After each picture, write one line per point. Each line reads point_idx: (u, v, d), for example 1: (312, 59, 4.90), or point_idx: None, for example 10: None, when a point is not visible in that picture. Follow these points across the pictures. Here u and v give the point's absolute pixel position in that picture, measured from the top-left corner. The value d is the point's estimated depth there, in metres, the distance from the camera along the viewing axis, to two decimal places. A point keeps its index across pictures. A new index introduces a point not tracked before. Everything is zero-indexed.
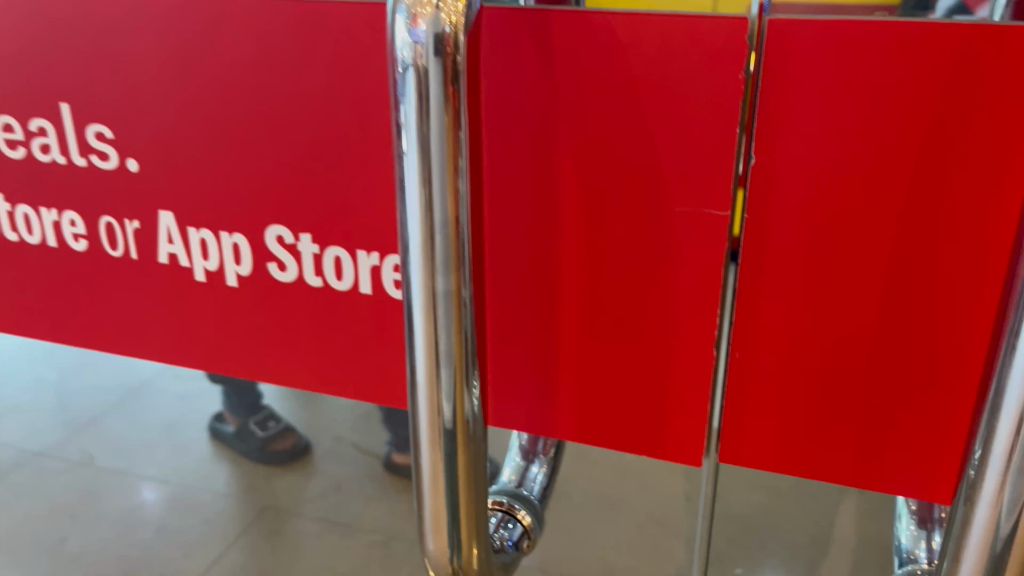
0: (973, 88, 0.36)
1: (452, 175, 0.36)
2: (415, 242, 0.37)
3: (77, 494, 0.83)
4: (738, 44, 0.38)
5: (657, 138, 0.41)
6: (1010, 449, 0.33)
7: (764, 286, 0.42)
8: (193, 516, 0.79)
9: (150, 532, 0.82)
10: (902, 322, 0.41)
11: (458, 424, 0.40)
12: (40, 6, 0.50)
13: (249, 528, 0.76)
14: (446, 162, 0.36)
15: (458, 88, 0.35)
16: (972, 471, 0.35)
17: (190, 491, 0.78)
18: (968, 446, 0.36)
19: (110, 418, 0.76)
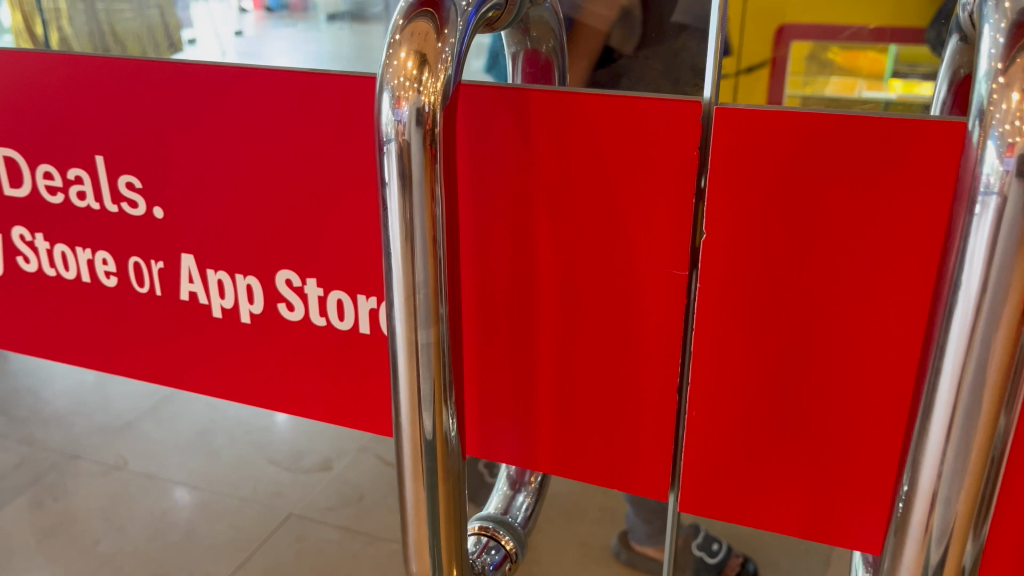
0: (903, 172, 0.39)
1: (431, 240, 0.41)
2: (398, 298, 0.41)
3: (110, 497, 0.88)
4: (694, 125, 0.41)
5: (623, 204, 0.45)
6: (935, 480, 0.33)
7: (720, 340, 0.46)
8: (221, 520, 0.85)
9: (178, 534, 0.87)
10: (845, 378, 0.44)
11: (438, 437, 0.44)
12: (78, 71, 0.55)
13: (275, 534, 0.83)
14: (426, 229, 0.40)
15: (437, 151, 0.39)
16: (900, 508, 0.35)
17: (218, 496, 0.85)
18: (896, 483, 0.36)
19: (147, 422, 0.85)
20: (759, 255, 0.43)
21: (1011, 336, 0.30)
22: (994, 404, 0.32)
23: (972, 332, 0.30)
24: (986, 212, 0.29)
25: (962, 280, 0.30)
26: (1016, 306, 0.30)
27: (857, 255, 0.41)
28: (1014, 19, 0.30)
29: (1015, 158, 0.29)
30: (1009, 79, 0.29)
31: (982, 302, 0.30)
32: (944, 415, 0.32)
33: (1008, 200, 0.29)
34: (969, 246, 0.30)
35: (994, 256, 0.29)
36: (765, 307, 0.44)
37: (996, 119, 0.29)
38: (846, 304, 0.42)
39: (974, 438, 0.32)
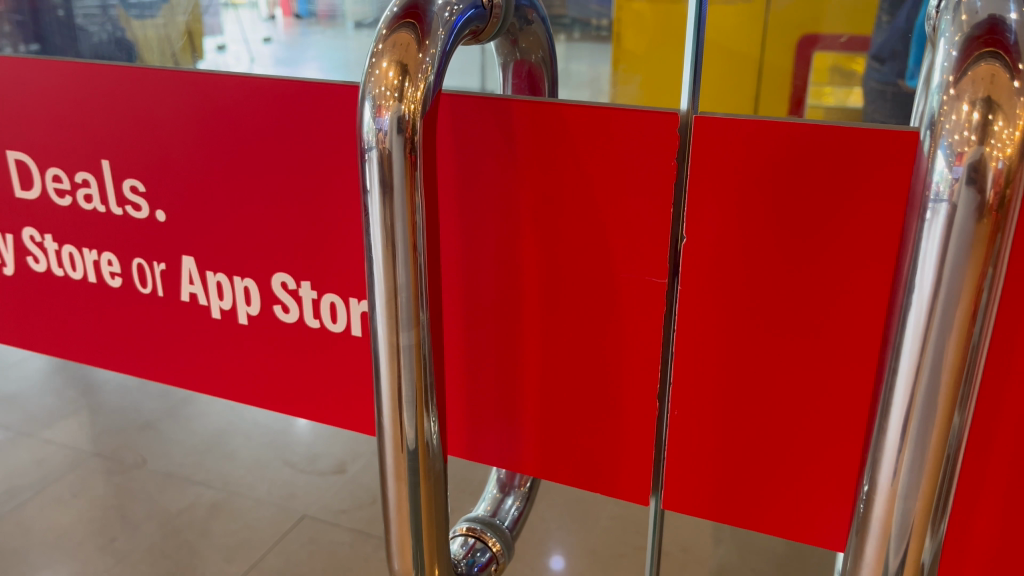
0: (873, 183, 0.39)
1: (412, 247, 0.42)
2: (379, 301, 0.43)
3: (129, 496, 0.97)
4: (672, 135, 0.42)
5: (604, 212, 0.46)
6: (894, 479, 0.35)
7: (697, 347, 0.46)
8: (236, 520, 0.94)
9: (194, 533, 0.94)
10: (819, 386, 0.44)
11: (420, 443, 0.45)
12: (86, 78, 0.57)
13: (288, 534, 0.93)
14: (406, 236, 0.41)
15: (416, 157, 0.40)
16: (862, 504, 0.37)
17: (235, 496, 0.94)
18: (858, 480, 0.37)
19: (163, 423, 0.94)
20: (735, 262, 0.44)
21: (963, 335, 0.32)
22: (948, 405, 0.33)
23: (925, 329, 0.32)
24: (936, 216, 0.32)
25: (916, 279, 0.32)
26: (966, 305, 0.32)
27: (830, 264, 0.41)
28: (969, 32, 0.32)
29: (963, 167, 0.31)
30: (959, 91, 0.31)
31: (935, 301, 0.32)
32: (901, 411, 0.34)
33: (957, 206, 0.31)
34: (921, 248, 0.32)
35: (945, 256, 0.31)
36: (741, 314, 0.44)
37: (946, 130, 0.31)
38: (820, 312, 0.43)
39: (930, 435, 0.34)
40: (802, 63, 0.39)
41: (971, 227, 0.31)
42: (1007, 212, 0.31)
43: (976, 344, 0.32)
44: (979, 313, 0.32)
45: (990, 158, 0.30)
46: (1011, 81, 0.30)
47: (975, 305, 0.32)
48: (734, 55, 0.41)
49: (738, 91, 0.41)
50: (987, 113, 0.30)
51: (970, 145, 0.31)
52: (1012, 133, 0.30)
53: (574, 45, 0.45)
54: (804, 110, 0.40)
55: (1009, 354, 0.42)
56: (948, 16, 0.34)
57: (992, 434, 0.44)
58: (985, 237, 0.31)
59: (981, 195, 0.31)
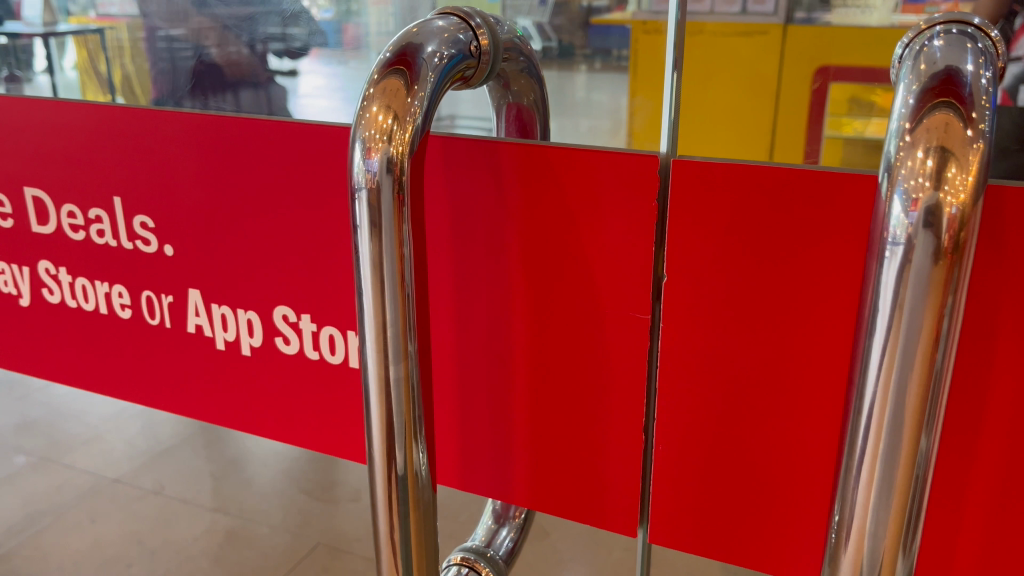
0: (843, 226, 0.40)
1: (400, 282, 0.43)
2: (369, 336, 0.44)
3: (148, 520, 0.98)
4: (652, 177, 0.44)
5: (589, 250, 0.47)
6: (864, 514, 0.36)
7: (679, 382, 0.47)
8: (249, 549, 0.94)
9: (206, 561, 0.94)
10: (797, 421, 0.45)
11: (409, 473, 0.46)
12: (100, 119, 0.60)
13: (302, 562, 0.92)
14: (395, 273, 0.43)
15: (404, 196, 0.42)
16: (833, 537, 0.38)
17: (247, 524, 0.94)
18: (829, 511, 0.38)
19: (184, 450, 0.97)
20: (715, 298, 0.45)
21: (926, 359, 0.34)
22: (913, 439, 0.34)
23: (890, 354, 0.34)
24: (894, 260, 0.33)
25: (880, 303, 0.34)
26: (929, 327, 0.33)
27: (803, 302, 0.43)
28: (926, 82, 0.33)
29: (918, 212, 0.32)
30: (914, 139, 0.32)
31: (898, 333, 0.33)
32: (868, 447, 0.35)
33: (913, 247, 0.33)
34: (882, 291, 0.34)
35: (905, 294, 0.33)
36: (721, 350, 0.46)
37: (901, 176, 0.33)
38: (796, 348, 0.44)
39: (897, 454, 0.35)
40: (818, 100, 0.40)
41: (926, 273, 0.32)
42: (962, 255, 0.33)
43: (938, 371, 0.34)
44: (941, 342, 0.34)
45: (943, 204, 0.32)
46: (964, 130, 0.32)
47: (937, 331, 0.33)
48: (745, 89, 0.42)
49: (746, 130, 0.42)
50: (940, 161, 0.32)
51: (924, 191, 0.32)
52: (965, 180, 0.32)
53: (595, 75, 0.46)
54: (818, 157, 0.41)
55: (981, 401, 0.42)
56: (908, 63, 0.35)
57: (967, 480, 0.44)
58: (942, 278, 0.33)
59: (937, 238, 0.32)
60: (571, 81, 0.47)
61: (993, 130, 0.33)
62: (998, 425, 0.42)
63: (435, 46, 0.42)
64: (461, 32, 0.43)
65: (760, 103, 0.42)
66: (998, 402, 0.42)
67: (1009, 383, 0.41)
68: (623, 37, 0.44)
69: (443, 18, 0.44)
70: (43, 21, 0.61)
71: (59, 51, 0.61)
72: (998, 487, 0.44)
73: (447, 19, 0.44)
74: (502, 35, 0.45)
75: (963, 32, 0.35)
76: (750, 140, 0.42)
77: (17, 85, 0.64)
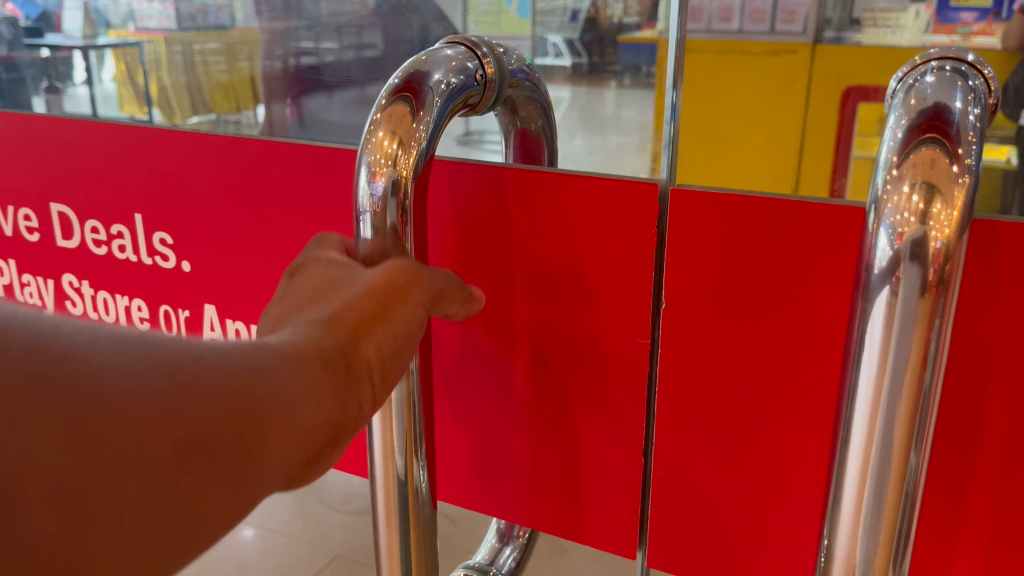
0: (835, 254, 0.41)
1: None
2: None
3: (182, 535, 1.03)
4: (650, 204, 0.45)
5: (590, 273, 0.48)
6: (853, 538, 0.36)
7: (678, 405, 0.48)
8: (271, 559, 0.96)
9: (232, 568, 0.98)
10: (792, 445, 0.46)
11: (410, 489, 0.47)
12: (123, 138, 0.62)
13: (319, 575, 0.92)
14: None
15: (407, 219, 0.43)
16: (822, 562, 0.38)
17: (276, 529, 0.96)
18: (819, 533, 0.39)
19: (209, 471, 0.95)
20: (712, 323, 0.46)
21: (913, 382, 0.34)
22: (901, 464, 0.35)
23: (878, 380, 0.34)
24: (880, 291, 0.33)
25: (868, 330, 0.34)
26: (916, 350, 0.34)
27: (798, 328, 0.43)
28: (914, 117, 0.34)
29: (905, 245, 0.33)
30: (901, 173, 0.33)
31: (885, 357, 0.34)
32: (855, 472, 0.36)
33: (900, 279, 0.33)
34: (869, 320, 0.34)
35: (891, 324, 0.33)
36: (719, 373, 0.46)
37: (888, 209, 0.33)
38: (790, 374, 0.44)
39: (886, 478, 0.35)
40: (847, 117, 0.42)
41: (913, 304, 0.33)
42: (945, 287, 0.33)
43: (926, 392, 0.34)
44: (927, 363, 0.34)
45: (929, 238, 0.32)
46: (950, 165, 0.33)
47: (924, 353, 0.34)
48: (768, 116, 0.44)
49: (774, 159, 0.44)
50: (925, 195, 0.32)
51: (910, 225, 0.32)
52: (949, 215, 0.32)
53: (624, 90, 0.49)
54: (845, 191, 0.42)
55: (977, 429, 0.42)
56: (900, 96, 0.35)
57: (963, 508, 0.44)
58: (927, 310, 0.33)
59: (923, 272, 0.33)
60: (599, 97, 0.50)
61: (979, 165, 0.33)
62: (993, 452, 0.43)
63: (442, 74, 0.43)
64: (468, 61, 0.45)
65: (787, 132, 0.44)
66: (994, 431, 0.42)
67: (1003, 414, 0.42)
68: (649, 51, 0.47)
69: (452, 47, 0.45)
70: (82, 34, 0.68)
71: (97, 64, 0.66)
72: (991, 520, 0.44)
73: (454, 48, 0.45)
74: (509, 65, 0.46)
75: (955, 71, 0.36)
76: (779, 170, 0.43)
77: (56, 96, 0.69)
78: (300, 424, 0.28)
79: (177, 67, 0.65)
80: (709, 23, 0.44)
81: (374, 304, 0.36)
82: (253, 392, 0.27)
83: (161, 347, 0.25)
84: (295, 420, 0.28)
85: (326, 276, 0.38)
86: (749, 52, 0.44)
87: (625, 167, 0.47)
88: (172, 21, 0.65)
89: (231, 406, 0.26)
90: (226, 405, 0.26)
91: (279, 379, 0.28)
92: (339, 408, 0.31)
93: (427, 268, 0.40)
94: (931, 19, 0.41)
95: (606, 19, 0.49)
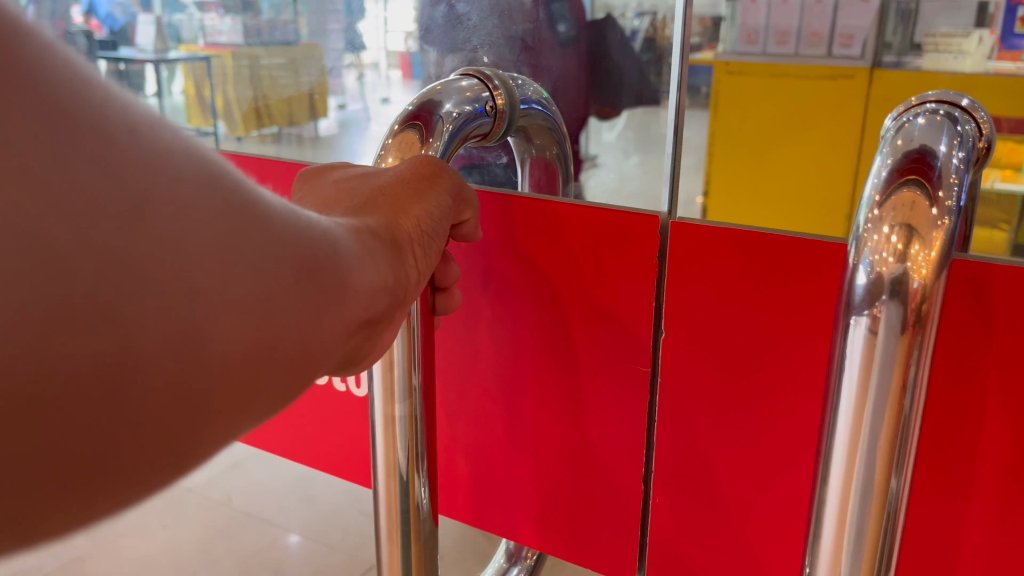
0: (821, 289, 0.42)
1: (407, 332, 0.45)
2: (376, 373, 0.46)
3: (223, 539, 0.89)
4: (652, 237, 0.47)
5: (595, 301, 0.50)
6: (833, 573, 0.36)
7: (675, 430, 0.49)
8: None
9: None
10: (786, 472, 0.47)
11: (411, 506, 0.49)
12: None
13: None
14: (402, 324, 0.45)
15: None
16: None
17: None
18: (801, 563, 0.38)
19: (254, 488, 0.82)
20: (709, 353, 0.47)
21: (894, 409, 0.33)
22: (881, 494, 0.34)
23: (858, 408, 0.34)
24: (859, 325, 0.33)
25: (846, 360, 0.34)
26: (897, 377, 0.33)
27: (791, 359, 0.44)
28: (898, 160, 0.33)
29: (886, 282, 0.32)
30: (882, 213, 0.33)
31: (867, 381, 0.33)
32: (835, 501, 0.35)
33: (880, 316, 0.32)
34: (847, 350, 0.34)
35: (872, 356, 0.33)
36: (715, 401, 0.47)
37: (869, 246, 0.32)
38: (784, 404, 0.45)
39: (868, 509, 0.34)
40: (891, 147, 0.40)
41: (893, 340, 0.32)
42: (923, 327, 0.33)
43: (907, 417, 0.34)
44: (909, 388, 0.33)
45: (910, 277, 0.32)
46: (929, 208, 0.32)
47: (903, 381, 0.33)
48: (818, 145, 0.41)
49: (817, 195, 0.41)
50: (906, 236, 0.32)
51: (890, 264, 0.32)
52: (927, 258, 0.32)
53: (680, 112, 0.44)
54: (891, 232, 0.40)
55: (971, 467, 0.42)
56: (888, 136, 0.35)
57: (957, 546, 0.44)
58: (905, 347, 0.33)
59: (903, 309, 0.32)
60: (654, 118, 0.46)
61: (960, 208, 0.33)
62: (987, 491, 0.42)
63: (453, 104, 0.45)
64: (481, 93, 0.46)
65: (832, 161, 0.41)
66: (988, 469, 0.42)
67: (997, 453, 0.42)
68: (706, 75, 0.43)
69: (466, 79, 0.47)
70: (154, 48, 0.67)
71: (169, 77, 0.68)
72: (986, 561, 0.43)
73: (469, 80, 0.47)
74: (518, 94, 0.48)
75: (947, 115, 0.35)
76: (816, 209, 0.41)
77: None
78: (371, 309, 0.29)
79: (242, 80, 0.65)
80: (765, 45, 0.41)
81: (395, 202, 0.35)
82: (335, 272, 0.27)
83: (271, 216, 0.24)
84: (372, 304, 0.28)
85: (341, 190, 0.37)
86: (803, 75, 0.41)
87: (646, 198, 0.47)
88: (238, 35, 0.63)
89: (320, 287, 0.26)
90: (318, 291, 0.25)
91: (351, 262, 0.28)
92: (395, 284, 0.31)
93: (446, 163, 0.39)
94: (995, 45, 0.36)
95: (664, 42, 0.44)
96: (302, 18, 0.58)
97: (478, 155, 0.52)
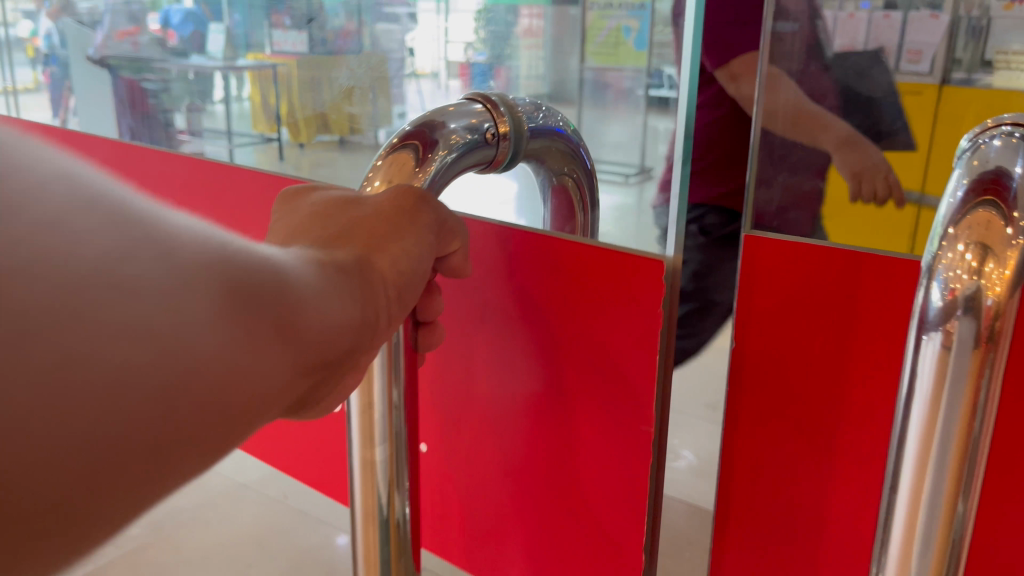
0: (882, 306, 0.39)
1: (390, 375, 0.44)
2: (354, 417, 0.45)
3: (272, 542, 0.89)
4: (652, 281, 0.45)
5: (597, 339, 0.49)
6: None
7: (728, 452, 0.46)
8: None
9: None
10: (843, 500, 0.43)
11: (391, 547, 0.48)
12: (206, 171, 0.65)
13: None
14: (385, 366, 0.43)
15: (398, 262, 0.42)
16: None
17: None
18: None
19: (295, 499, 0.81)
20: (763, 372, 0.44)
21: (963, 432, 0.30)
22: (948, 521, 0.31)
23: (925, 427, 0.30)
24: (931, 342, 0.29)
25: (915, 377, 0.30)
26: (968, 396, 0.29)
27: (846, 380, 0.41)
28: (975, 178, 0.30)
29: (957, 301, 0.29)
30: (956, 232, 0.30)
31: (935, 399, 0.30)
32: (901, 528, 0.31)
33: (952, 332, 0.29)
34: (917, 367, 0.30)
35: (942, 373, 0.29)
36: (771, 421, 0.44)
37: (943, 264, 0.29)
38: (836, 428, 0.42)
39: (934, 536, 0.31)
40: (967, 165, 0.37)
41: (965, 357, 0.29)
42: (998, 344, 0.29)
43: (977, 442, 0.30)
44: (980, 409, 0.30)
45: (982, 295, 0.29)
46: (1004, 227, 0.29)
47: (974, 402, 0.30)
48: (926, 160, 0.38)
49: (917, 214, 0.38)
50: (980, 255, 0.29)
51: (965, 281, 0.29)
52: (1003, 275, 0.28)
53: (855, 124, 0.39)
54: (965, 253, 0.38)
55: None
56: (964, 157, 0.32)
57: None
58: (977, 364, 0.29)
59: (977, 326, 0.29)
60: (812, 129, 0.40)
61: None
62: None
63: (458, 125, 0.43)
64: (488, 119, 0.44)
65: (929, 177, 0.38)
66: None
67: None
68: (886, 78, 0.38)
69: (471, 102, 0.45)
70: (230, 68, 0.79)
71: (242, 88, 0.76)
72: None
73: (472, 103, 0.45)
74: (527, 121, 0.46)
75: None
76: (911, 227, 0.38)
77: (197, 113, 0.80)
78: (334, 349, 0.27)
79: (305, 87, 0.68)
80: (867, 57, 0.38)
81: (367, 234, 0.33)
82: (287, 304, 0.24)
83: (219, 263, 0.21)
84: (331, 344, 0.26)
85: (319, 213, 0.34)
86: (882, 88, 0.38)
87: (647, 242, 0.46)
88: (305, 44, 0.69)
89: (269, 314, 0.23)
90: (259, 320, 0.22)
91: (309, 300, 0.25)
92: (361, 319, 0.28)
93: (429, 194, 0.38)
94: None
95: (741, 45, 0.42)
96: (365, 27, 0.64)
97: (505, 181, 0.53)
